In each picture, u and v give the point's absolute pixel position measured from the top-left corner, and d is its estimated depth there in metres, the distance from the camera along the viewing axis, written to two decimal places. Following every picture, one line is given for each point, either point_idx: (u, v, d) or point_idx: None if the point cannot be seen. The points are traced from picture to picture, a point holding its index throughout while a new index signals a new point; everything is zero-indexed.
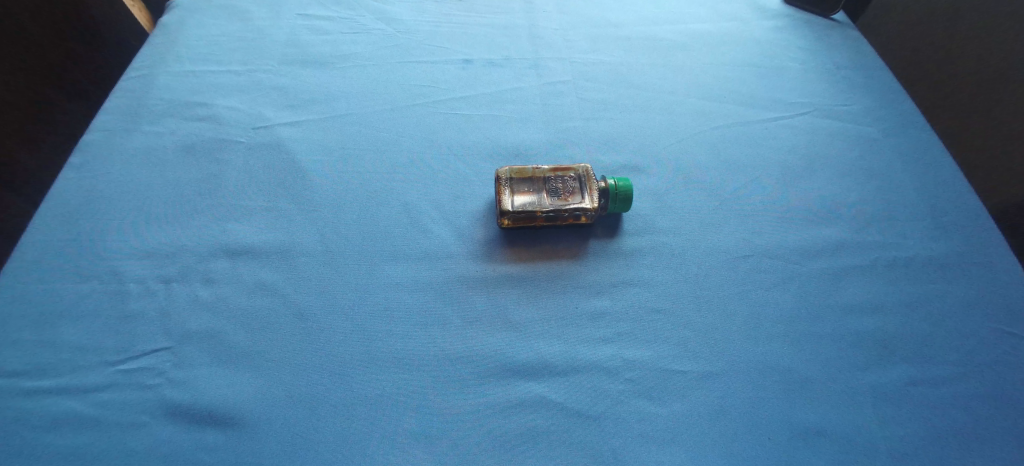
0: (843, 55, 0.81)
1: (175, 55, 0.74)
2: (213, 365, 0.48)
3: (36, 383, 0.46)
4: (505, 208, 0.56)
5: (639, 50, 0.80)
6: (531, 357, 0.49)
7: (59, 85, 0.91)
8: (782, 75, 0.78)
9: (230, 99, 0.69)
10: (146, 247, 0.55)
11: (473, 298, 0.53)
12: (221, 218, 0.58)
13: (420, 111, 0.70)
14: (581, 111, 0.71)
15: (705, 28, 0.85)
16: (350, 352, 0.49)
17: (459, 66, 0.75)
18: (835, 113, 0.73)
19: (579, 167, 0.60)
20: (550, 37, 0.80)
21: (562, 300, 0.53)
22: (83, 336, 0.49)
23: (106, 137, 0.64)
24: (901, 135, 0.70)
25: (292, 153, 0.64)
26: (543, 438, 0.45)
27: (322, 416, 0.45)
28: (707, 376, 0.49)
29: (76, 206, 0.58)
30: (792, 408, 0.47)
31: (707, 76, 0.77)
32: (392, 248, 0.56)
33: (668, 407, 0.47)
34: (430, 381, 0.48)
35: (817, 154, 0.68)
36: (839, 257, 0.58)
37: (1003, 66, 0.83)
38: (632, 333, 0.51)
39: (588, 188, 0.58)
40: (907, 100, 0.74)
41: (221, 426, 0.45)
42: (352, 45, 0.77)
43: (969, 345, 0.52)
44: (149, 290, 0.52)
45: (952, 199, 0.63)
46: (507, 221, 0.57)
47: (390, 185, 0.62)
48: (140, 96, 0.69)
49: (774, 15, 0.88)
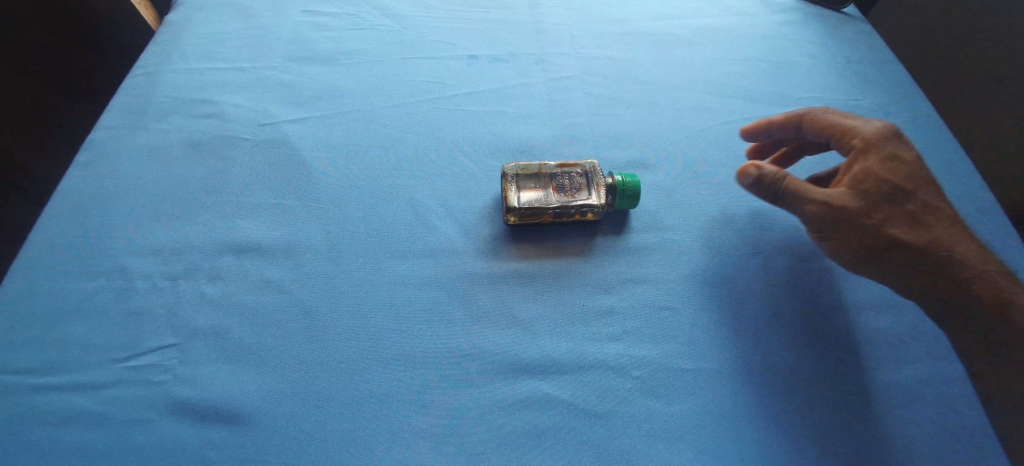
0: (852, 50, 0.80)
1: (179, 52, 0.74)
2: (219, 362, 0.48)
3: (43, 379, 0.46)
4: (511, 204, 0.55)
5: (645, 45, 0.79)
6: (537, 355, 0.49)
7: (59, 86, 0.90)
8: (791, 70, 0.77)
9: (235, 96, 0.69)
10: (153, 244, 0.55)
11: (480, 296, 0.53)
12: (227, 215, 0.58)
13: (425, 107, 0.69)
14: (588, 107, 0.70)
15: (713, 23, 0.84)
16: (355, 350, 0.49)
17: (465, 63, 0.75)
18: (845, 108, 0.72)
19: (586, 163, 0.60)
20: (556, 33, 0.79)
21: (569, 297, 0.53)
22: (90, 333, 0.49)
23: (112, 135, 0.64)
24: (911, 130, 0.70)
25: (297, 149, 0.64)
26: (550, 436, 0.44)
27: (329, 414, 0.45)
28: (717, 375, 0.48)
29: (82, 204, 0.58)
30: (804, 408, 0.47)
31: (715, 71, 0.76)
32: (398, 245, 0.56)
33: (677, 406, 0.46)
34: (435, 378, 0.47)
35: (827, 150, 0.67)
36: None
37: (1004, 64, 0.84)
38: (640, 331, 0.51)
39: (594, 184, 0.57)
40: (917, 96, 0.73)
41: (226, 424, 0.44)
42: (355, 41, 0.77)
43: None
44: (155, 287, 0.52)
45: (965, 196, 0.62)
46: (514, 218, 0.56)
47: (395, 183, 0.61)
48: (146, 93, 0.68)
49: (783, 9, 0.87)
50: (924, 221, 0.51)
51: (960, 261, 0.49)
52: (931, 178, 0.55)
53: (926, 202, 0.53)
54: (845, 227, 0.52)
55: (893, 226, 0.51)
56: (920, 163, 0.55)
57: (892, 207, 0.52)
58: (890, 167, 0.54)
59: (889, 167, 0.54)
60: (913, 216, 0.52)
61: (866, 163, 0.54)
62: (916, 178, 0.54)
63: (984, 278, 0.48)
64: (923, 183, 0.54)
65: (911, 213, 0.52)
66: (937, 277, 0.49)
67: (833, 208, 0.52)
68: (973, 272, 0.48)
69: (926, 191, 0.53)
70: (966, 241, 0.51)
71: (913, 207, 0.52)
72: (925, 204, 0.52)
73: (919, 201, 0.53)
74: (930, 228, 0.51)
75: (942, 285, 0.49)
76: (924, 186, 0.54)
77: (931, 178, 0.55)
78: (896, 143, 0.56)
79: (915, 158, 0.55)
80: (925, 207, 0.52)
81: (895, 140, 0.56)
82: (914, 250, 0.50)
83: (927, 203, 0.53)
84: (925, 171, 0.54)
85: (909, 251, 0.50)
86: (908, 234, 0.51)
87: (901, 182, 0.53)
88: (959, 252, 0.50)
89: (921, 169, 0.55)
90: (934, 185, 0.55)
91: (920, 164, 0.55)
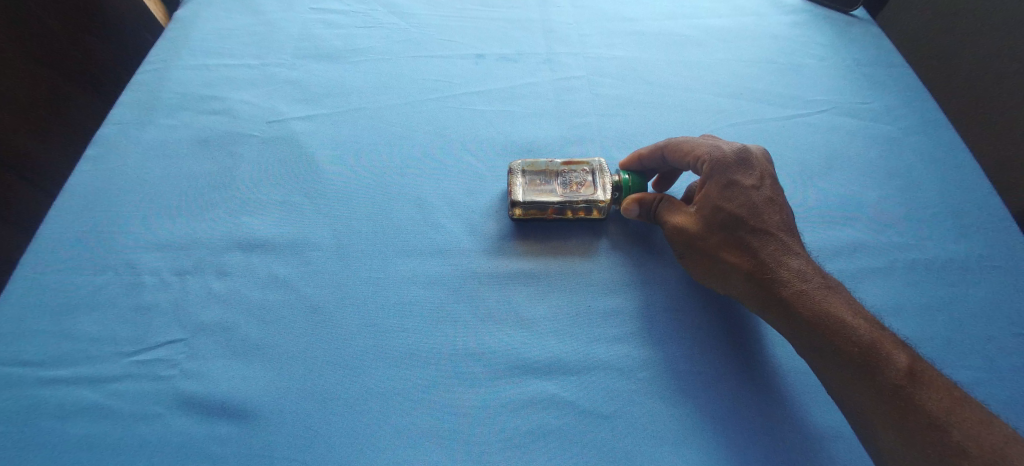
0: (862, 52, 0.80)
1: (189, 49, 0.74)
2: (226, 357, 0.48)
3: (52, 372, 0.47)
4: (517, 198, 0.55)
5: (654, 46, 0.79)
6: (542, 355, 0.49)
7: (60, 70, 0.88)
8: (799, 72, 0.77)
9: (244, 93, 0.69)
10: (161, 240, 0.55)
11: (486, 295, 0.53)
12: (235, 212, 0.58)
13: (433, 105, 0.69)
14: (595, 107, 0.70)
15: (720, 23, 0.84)
16: (362, 348, 0.49)
17: (473, 61, 0.75)
18: (854, 111, 0.72)
19: (593, 161, 0.59)
20: (565, 33, 0.79)
21: (574, 298, 0.53)
22: (98, 326, 0.49)
23: (121, 130, 0.64)
24: (920, 134, 0.69)
25: (305, 147, 0.64)
26: (555, 437, 0.44)
27: (332, 411, 0.45)
28: (721, 378, 0.48)
29: (92, 199, 0.58)
30: (809, 412, 0.47)
31: (724, 72, 0.76)
32: (404, 243, 0.56)
33: (681, 409, 0.46)
34: (442, 376, 0.47)
35: (834, 153, 0.67)
36: (857, 258, 0.57)
37: (1007, 67, 0.85)
38: (644, 333, 0.51)
39: (600, 182, 0.57)
40: (926, 100, 0.73)
41: (233, 419, 0.45)
42: (364, 39, 0.77)
43: (990, 349, 0.51)
44: (163, 282, 0.52)
45: (974, 201, 0.62)
46: (518, 213, 0.56)
47: (402, 181, 0.61)
48: (155, 90, 0.69)
49: (792, 10, 0.86)
50: (756, 252, 0.49)
51: (816, 298, 0.46)
52: (777, 209, 0.51)
53: (768, 234, 0.49)
54: (687, 254, 0.52)
55: (729, 254, 0.49)
56: (766, 193, 0.51)
57: (725, 236, 0.50)
58: (727, 195, 0.51)
59: (722, 195, 0.51)
60: (743, 246, 0.49)
61: (704, 189, 0.52)
62: (758, 209, 0.50)
63: (831, 314, 0.44)
64: (763, 212, 0.50)
65: (742, 242, 0.49)
66: (781, 306, 0.47)
67: (691, 233, 0.51)
68: (821, 307, 0.45)
69: (771, 225, 0.50)
70: (818, 277, 0.47)
71: (749, 238, 0.49)
72: (763, 235, 0.49)
73: (760, 233, 0.49)
74: (775, 260, 0.48)
75: (783, 314, 0.47)
76: (766, 215, 0.50)
77: (783, 210, 0.51)
78: (740, 170, 0.52)
79: (760, 187, 0.51)
80: (775, 238, 0.49)
81: (740, 166, 0.52)
82: (753, 278, 0.48)
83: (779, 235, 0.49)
84: (768, 199, 0.51)
85: (748, 278, 0.48)
86: (753, 261, 0.48)
87: (742, 212, 0.50)
88: (811, 288, 0.46)
89: (765, 200, 0.51)
90: (783, 215, 0.51)
91: (763, 195, 0.51)
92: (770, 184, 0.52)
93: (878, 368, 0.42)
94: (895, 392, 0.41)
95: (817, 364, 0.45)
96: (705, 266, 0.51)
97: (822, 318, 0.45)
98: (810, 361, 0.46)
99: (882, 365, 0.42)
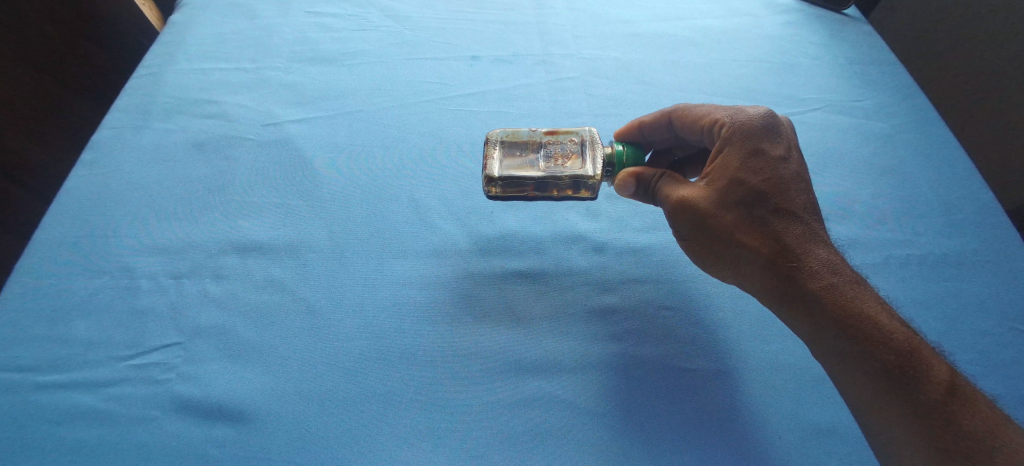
0: (854, 51, 0.80)
1: (184, 53, 0.74)
2: (224, 360, 0.48)
3: (48, 377, 0.46)
4: (493, 174, 0.53)
5: (649, 47, 0.80)
6: (541, 355, 0.49)
7: (56, 73, 0.87)
8: (793, 71, 0.77)
9: (240, 97, 0.70)
10: (156, 244, 0.55)
11: (485, 295, 0.53)
12: (231, 216, 0.58)
13: (429, 107, 0.70)
14: (590, 107, 0.71)
15: (715, 24, 0.84)
16: (360, 349, 0.49)
17: (467, 64, 0.75)
18: (847, 109, 0.72)
19: (582, 131, 0.58)
20: (560, 35, 0.80)
21: (572, 296, 0.53)
22: (93, 330, 0.49)
23: (116, 134, 0.64)
24: (912, 131, 0.70)
25: (301, 150, 0.64)
26: (552, 437, 0.44)
27: (330, 412, 0.45)
28: (719, 375, 0.48)
29: (88, 203, 0.58)
30: (804, 407, 0.47)
31: (718, 72, 0.77)
32: (401, 245, 0.56)
33: (678, 406, 0.47)
34: (440, 373, 0.48)
35: (827, 151, 0.67)
36: (850, 255, 0.57)
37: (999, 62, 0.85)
38: (642, 331, 0.51)
39: (589, 154, 0.55)
40: (919, 98, 0.74)
41: (230, 421, 0.45)
42: (360, 42, 0.77)
43: (984, 342, 0.51)
44: (159, 286, 0.52)
45: (966, 197, 0.62)
46: (496, 189, 0.54)
47: (398, 184, 0.62)
48: (151, 94, 0.69)
49: (786, 10, 0.87)
50: (777, 234, 0.47)
51: (841, 291, 0.45)
52: (803, 187, 0.48)
53: (790, 210, 0.47)
54: (696, 234, 0.49)
55: (742, 231, 0.47)
56: (791, 167, 0.49)
57: (741, 215, 0.47)
58: (749, 165, 0.48)
59: (743, 165, 0.48)
60: (764, 226, 0.47)
61: (725, 157, 0.49)
62: (782, 183, 0.48)
63: (855, 307, 0.44)
64: (787, 188, 0.48)
65: (761, 220, 0.47)
66: (801, 292, 0.45)
67: (703, 210, 0.48)
68: (845, 301, 0.44)
69: (795, 204, 0.48)
70: (837, 259, 0.47)
71: (769, 217, 0.47)
72: (785, 214, 0.47)
73: (782, 211, 0.47)
74: (795, 244, 0.46)
75: (802, 300, 0.45)
76: (790, 190, 0.48)
77: (809, 189, 0.49)
78: (766, 139, 0.49)
79: (787, 159, 0.49)
80: (796, 215, 0.47)
81: (766, 135, 0.50)
82: (772, 263, 0.46)
83: (801, 212, 0.48)
84: (795, 174, 0.48)
85: (760, 257, 0.47)
86: (769, 240, 0.47)
87: (764, 187, 0.47)
88: (839, 281, 0.45)
89: (792, 174, 0.48)
90: (808, 192, 0.49)
91: (790, 169, 0.49)
92: (796, 157, 0.50)
93: (914, 381, 0.41)
94: (936, 408, 0.40)
95: (837, 362, 0.44)
96: (716, 248, 0.49)
97: (841, 309, 0.44)
98: (828, 363, 0.45)
99: (919, 380, 0.41)
